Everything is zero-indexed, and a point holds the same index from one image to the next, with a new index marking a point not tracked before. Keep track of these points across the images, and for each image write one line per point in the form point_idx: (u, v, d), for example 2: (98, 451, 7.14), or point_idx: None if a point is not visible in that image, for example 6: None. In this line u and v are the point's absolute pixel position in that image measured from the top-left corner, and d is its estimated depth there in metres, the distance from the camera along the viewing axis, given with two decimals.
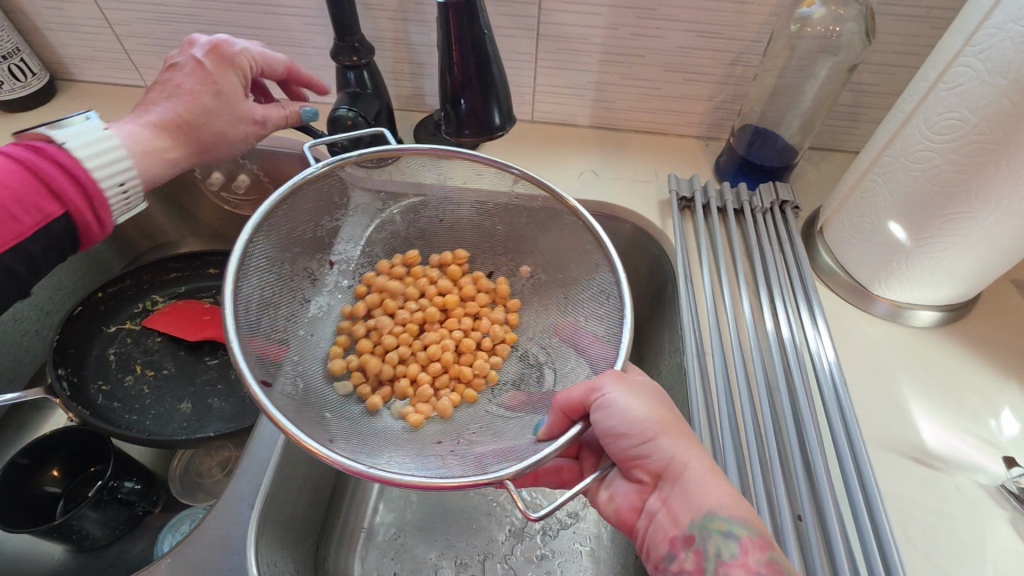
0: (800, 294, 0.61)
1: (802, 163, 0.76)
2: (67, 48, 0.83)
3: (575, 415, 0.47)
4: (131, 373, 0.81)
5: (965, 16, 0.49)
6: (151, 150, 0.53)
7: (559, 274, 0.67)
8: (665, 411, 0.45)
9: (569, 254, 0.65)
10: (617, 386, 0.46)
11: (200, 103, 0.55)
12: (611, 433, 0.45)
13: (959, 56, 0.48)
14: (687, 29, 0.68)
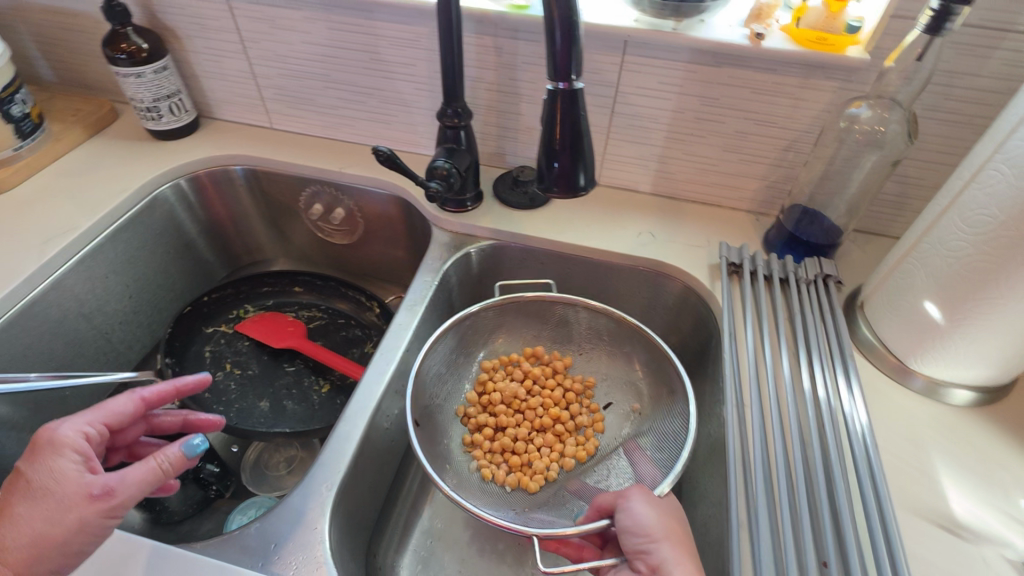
0: (838, 361, 0.66)
1: (847, 244, 0.82)
2: (214, 91, 1.00)
3: (604, 510, 0.56)
4: (221, 370, 0.92)
5: (997, 128, 0.55)
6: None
7: (651, 376, 0.77)
8: (672, 522, 0.53)
9: (660, 364, 0.75)
10: (639, 497, 0.54)
11: (32, 522, 0.46)
12: (625, 531, 0.53)
13: (990, 161, 0.55)
14: (747, 118, 0.77)
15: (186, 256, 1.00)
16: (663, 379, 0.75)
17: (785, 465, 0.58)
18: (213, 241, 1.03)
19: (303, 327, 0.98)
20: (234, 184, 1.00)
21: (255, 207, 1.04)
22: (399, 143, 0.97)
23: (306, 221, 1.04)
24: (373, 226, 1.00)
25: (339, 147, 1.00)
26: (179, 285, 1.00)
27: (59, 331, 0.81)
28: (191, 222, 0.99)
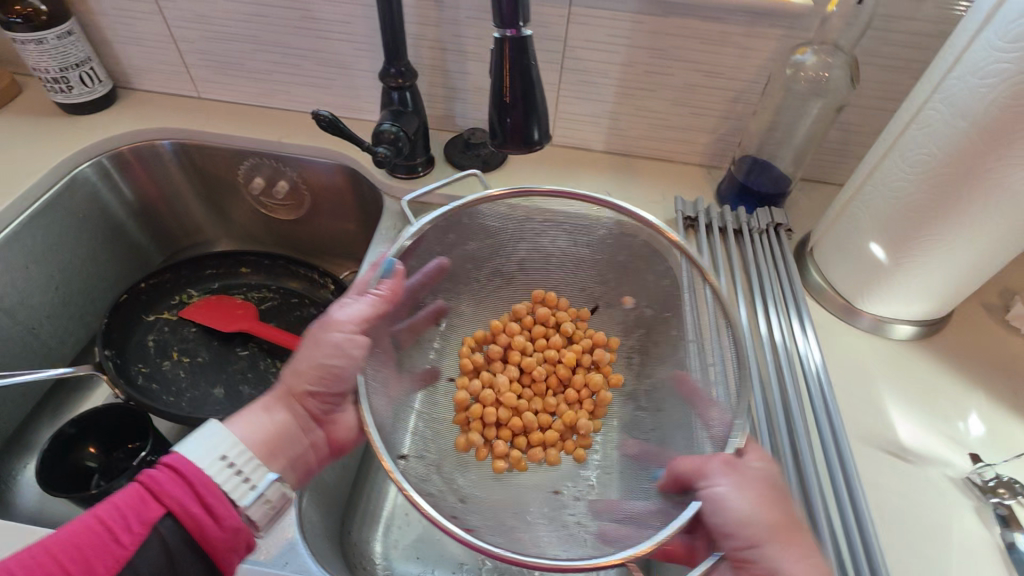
0: (791, 306, 0.68)
1: (795, 193, 0.84)
2: (131, 59, 0.91)
3: (687, 486, 0.52)
4: (168, 359, 0.87)
5: (934, 68, 0.57)
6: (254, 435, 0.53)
7: (656, 320, 0.73)
8: (775, 509, 0.46)
9: (672, 294, 0.70)
10: (728, 478, 0.49)
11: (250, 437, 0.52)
12: (721, 530, 0.47)
13: (928, 102, 0.56)
14: (696, 69, 0.76)
15: (115, 241, 0.93)
16: (665, 314, 0.72)
17: (745, 407, 0.60)
18: (145, 224, 0.96)
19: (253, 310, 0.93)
20: (163, 161, 0.93)
21: (190, 185, 0.97)
22: (341, 109, 0.92)
23: (247, 197, 0.98)
24: (320, 199, 0.95)
25: (276, 116, 0.94)
26: (111, 273, 0.93)
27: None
28: (117, 203, 0.91)
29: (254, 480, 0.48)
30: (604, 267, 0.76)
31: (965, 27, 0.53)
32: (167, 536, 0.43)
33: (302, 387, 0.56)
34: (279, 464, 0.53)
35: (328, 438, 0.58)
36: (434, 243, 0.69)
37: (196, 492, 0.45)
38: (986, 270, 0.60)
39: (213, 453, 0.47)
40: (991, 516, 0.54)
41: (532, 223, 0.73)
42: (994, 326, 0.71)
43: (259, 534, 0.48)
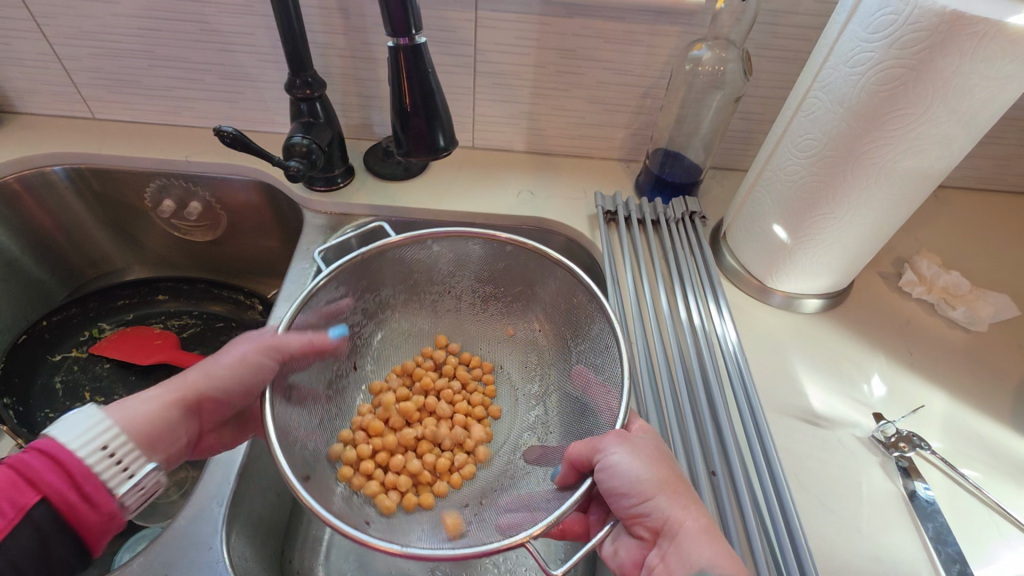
0: (709, 290, 0.71)
1: (708, 181, 0.89)
2: (11, 80, 0.84)
3: (582, 467, 0.53)
4: (80, 401, 0.81)
5: (813, 58, 0.61)
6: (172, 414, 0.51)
7: (556, 324, 0.72)
8: (664, 468, 0.48)
9: (574, 311, 0.68)
10: (621, 446, 0.50)
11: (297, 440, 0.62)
12: (615, 492, 0.49)
13: (810, 91, 0.60)
14: (605, 66, 0.78)
15: (9, 278, 0.85)
16: (576, 325, 0.68)
17: (672, 391, 0.62)
18: (43, 257, 0.89)
19: (173, 339, 0.89)
20: (59, 188, 0.86)
21: (90, 212, 0.90)
22: (252, 122, 0.89)
23: (158, 221, 0.93)
24: (238, 217, 0.91)
25: (182, 134, 0.89)
26: (8, 313, 0.86)
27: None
28: (9, 238, 0.84)
29: (131, 470, 0.46)
30: (508, 278, 0.73)
31: (835, 20, 0.57)
32: (38, 520, 0.42)
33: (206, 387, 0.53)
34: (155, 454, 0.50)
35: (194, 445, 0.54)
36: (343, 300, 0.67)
37: (64, 476, 0.43)
38: (875, 242, 0.65)
39: (92, 439, 0.44)
40: (893, 469, 0.59)
41: (440, 268, 0.72)
42: (890, 293, 0.77)
43: (130, 517, 0.47)
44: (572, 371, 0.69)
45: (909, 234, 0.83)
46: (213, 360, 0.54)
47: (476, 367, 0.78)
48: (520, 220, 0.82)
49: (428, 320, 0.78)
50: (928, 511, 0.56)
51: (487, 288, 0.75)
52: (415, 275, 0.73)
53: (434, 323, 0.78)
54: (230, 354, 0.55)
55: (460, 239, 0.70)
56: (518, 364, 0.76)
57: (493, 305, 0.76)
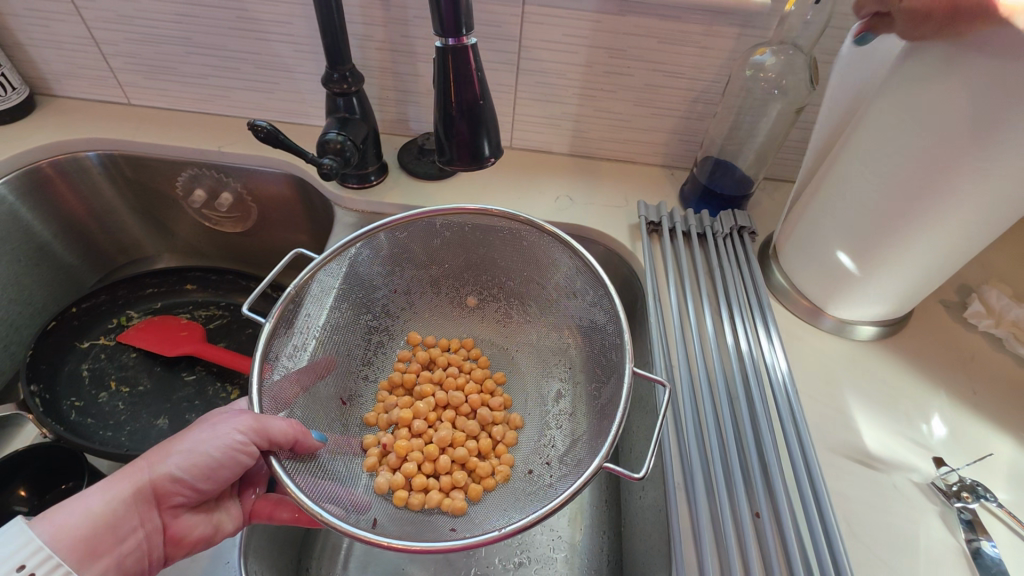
0: (757, 313, 0.67)
1: (758, 193, 0.84)
2: (49, 63, 0.83)
3: None
4: (105, 390, 0.81)
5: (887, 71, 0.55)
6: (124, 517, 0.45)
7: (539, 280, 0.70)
8: None
9: (530, 255, 0.68)
10: None
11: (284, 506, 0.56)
12: None
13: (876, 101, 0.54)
14: (657, 68, 0.74)
15: (41, 263, 0.85)
16: (565, 281, 0.67)
17: (713, 420, 0.58)
18: (74, 242, 0.89)
19: (199, 330, 0.87)
20: (92, 174, 0.86)
21: (123, 200, 0.90)
22: (286, 113, 0.87)
23: (188, 210, 0.92)
24: (268, 209, 0.90)
25: (216, 123, 0.88)
26: (38, 297, 0.86)
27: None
28: (42, 221, 0.84)
29: None
30: (471, 249, 0.71)
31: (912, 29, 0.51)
32: None
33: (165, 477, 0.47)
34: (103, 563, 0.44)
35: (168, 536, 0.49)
36: (326, 299, 0.64)
37: None
38: (948, 267, 0.58)
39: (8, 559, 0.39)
40: (954, 521, 0.55)
41: (415, 251, 0.70)
42: (953, 323, 0.72)
43: None
44: (573, 373, 0.67)
45: (975, 259, 0.77)
46: (171, 448, 0.48)
47: (460, 348, 0.77)
48: (558, 226, 0.79)
49: (402, 317, 0.74)
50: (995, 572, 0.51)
51: (437, 270, 0.73)
52: (374, 279, 0.69)
53: (400, 322, 0.75)
54: (213, 435, 0.48)
55: (420, 221, 0.66)
56: (512, 343, 0.75)
57: (467, 278, 0.74)
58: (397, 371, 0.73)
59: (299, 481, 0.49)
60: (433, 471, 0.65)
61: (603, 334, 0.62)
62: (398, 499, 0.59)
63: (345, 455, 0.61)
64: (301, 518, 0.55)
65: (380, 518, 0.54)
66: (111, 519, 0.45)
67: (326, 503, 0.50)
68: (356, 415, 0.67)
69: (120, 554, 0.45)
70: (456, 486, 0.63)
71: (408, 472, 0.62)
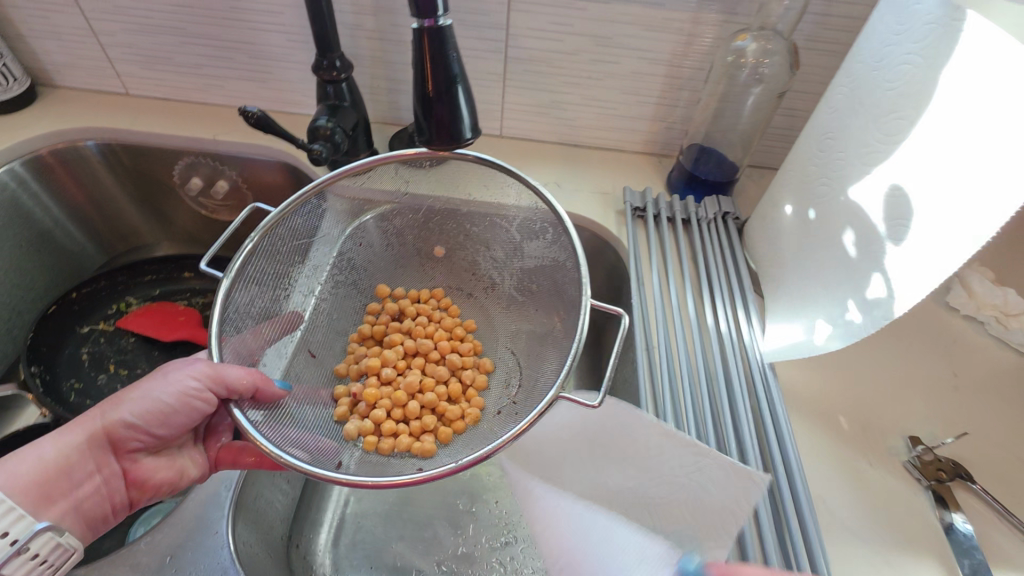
0: (738, 297, 0.68)
1: (744, 180, 0.84)
2: (49, 53, 0.85)
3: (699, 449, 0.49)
4: (104, 372, 0.83)
5: (854, 65, 0.53)
6: (78, 464, 0.49)
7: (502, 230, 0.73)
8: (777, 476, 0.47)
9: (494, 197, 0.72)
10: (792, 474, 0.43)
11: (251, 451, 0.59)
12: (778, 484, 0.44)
13: (837, 84, 0.55)
14: (642, 55, 0.75)
15: (42, 249, 0.87)
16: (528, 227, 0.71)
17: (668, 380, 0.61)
18: (74, 229, 0.91)
19: (196, 316, 0.90)
20: (90, 162, 0.88)
21: (121, 189, 0.92)
22: (280, 103, 0.88)
23: (185, 198, 0.93)
24: (262, 198, 0.91)
25: (211, 112, 0.89)
26: (39, 283, 0.88)
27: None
28: (42, 208, 0.86)
29: (14, 535, 0.42)
30: (441, 197, 0.74)
31: (886, 21, 0.49)
32: None
33: (116, 425, 0.50)
34: (58, 505, 0.47)
35: (128, 481, 0.52)
36: (289, 256, 0.66)
37: None
38: None
39: None
40: (927, 499, 0.55)
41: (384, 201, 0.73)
42: (936, 308, 0.72)
43: None
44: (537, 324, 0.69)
45: None
46: (122, 397, 0.51)
47: (430, 299, 0.79)
48: None
49: (371, 273, 0.76)
50: (965, 547, 0.51)
51: (403, 223, 0.75)
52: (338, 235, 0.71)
53: (371, 277, 0.76)
54: (165, 382, 0.51)
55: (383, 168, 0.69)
56: (479, 293, 0.77)
57: (440, 231, 0.76)
58: (368, 322, 0.75)
59: (266, 431, 0.51)
60: (404, 416, 0.68)
61: (565, 274, 0.65)
62: (368, 446, 0.62)
63: (313, 404, 0.63)
64: (262, 463, 0.56)
65: (347, 461, 0.57)
66: (64, 467, 0.48)
67: (295, 449, 0.52)
68: (324, 366, 0.69)
69: (76, 497, 0.48)
70: (426, 430, 0.66)
71: (378, 419, 0.64)
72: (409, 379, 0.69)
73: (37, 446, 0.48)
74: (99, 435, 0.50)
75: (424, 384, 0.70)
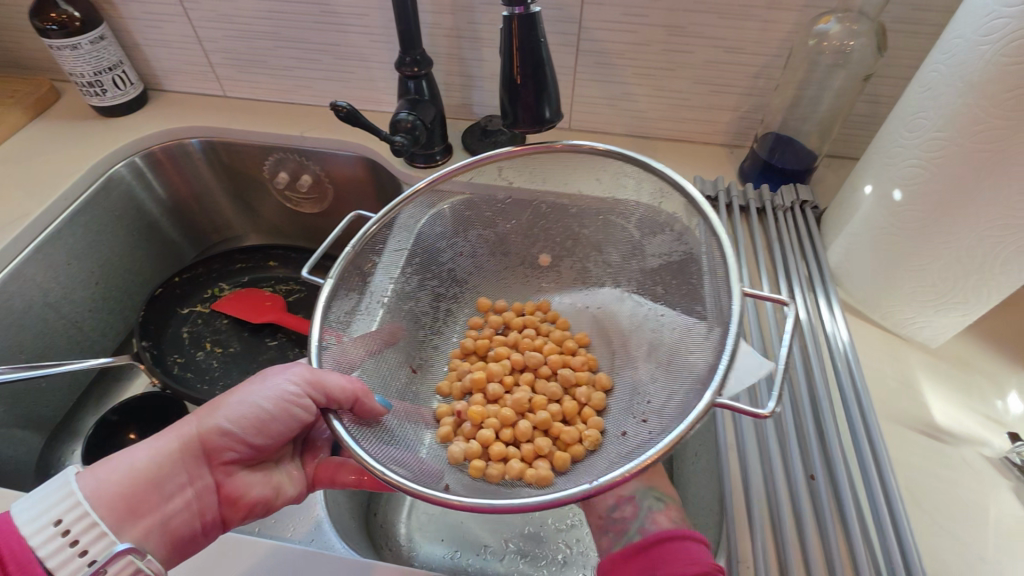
0: (817, 285, 0.66)
1: (822, 170, 0.82)
2: (160, 60, 0.94)
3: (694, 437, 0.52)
4: (202, 350, 0.90)
5: (951, 40, 0.50)
6: (169, 476, 0.48)
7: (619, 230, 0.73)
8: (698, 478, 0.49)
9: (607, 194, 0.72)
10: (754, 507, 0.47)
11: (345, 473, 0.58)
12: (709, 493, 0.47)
13: (931, 62, 0.53)
14: (715, 43, 0.75)
15: (150, 237, 0.97)
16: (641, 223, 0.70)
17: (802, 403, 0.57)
18: (177, 220, 1.00)
19: (281, 301, 0.96)
20: (193, 159, 0.96)
21: (218, 183, 1.00)
22: (361, 102, 0.94)
23: (273, 192, 1.01)
24: (342, 191, 0.97)
25: (299, 111, 0.96)
26: (147, 268, 0.97)
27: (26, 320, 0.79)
28: (151, 200, 0.95)
29: (91, 556, 0.41)
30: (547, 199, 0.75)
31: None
32: None
33: (212, 435, 0.50)
34: (145, 523, 0.46)
35: (222, 500, 0.51)
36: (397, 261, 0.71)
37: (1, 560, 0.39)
38: None
39: (47, 514, 0.42)
40: None
41: (486, 211, 0.76)
42: None
43: None
44: (644, 334, 0.66)
45: None
46: (219, 405, 0.51)
47: (536, 311, 0.80)
48: None
49: (472, 284, 0.79)
50: None
51: (507, 228, 0.77)
52: (444, 244, 0.75)
53: (471, 289, 0.79)
54: (264, 388, 0.52)
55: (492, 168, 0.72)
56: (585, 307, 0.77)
57: (551, 238, 0.77)
58: (470, 338, 0.77)
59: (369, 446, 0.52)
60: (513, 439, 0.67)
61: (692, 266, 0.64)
62: (475, 471, 0.61)
63: (413, 421, 0.65)
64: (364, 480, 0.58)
65: (453, 485, 0.57)
66: (150, 482, 0.47)
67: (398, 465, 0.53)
68: (424, 382, 0.72)
69: (162, 514, 0.47)
70: (540, 455, 0.64)
71: (485, 440, 0.65)
72: (517, 398, 0.69)
73: (132, 452, 0.48)
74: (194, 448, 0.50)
75: (535, 403, 0.69)
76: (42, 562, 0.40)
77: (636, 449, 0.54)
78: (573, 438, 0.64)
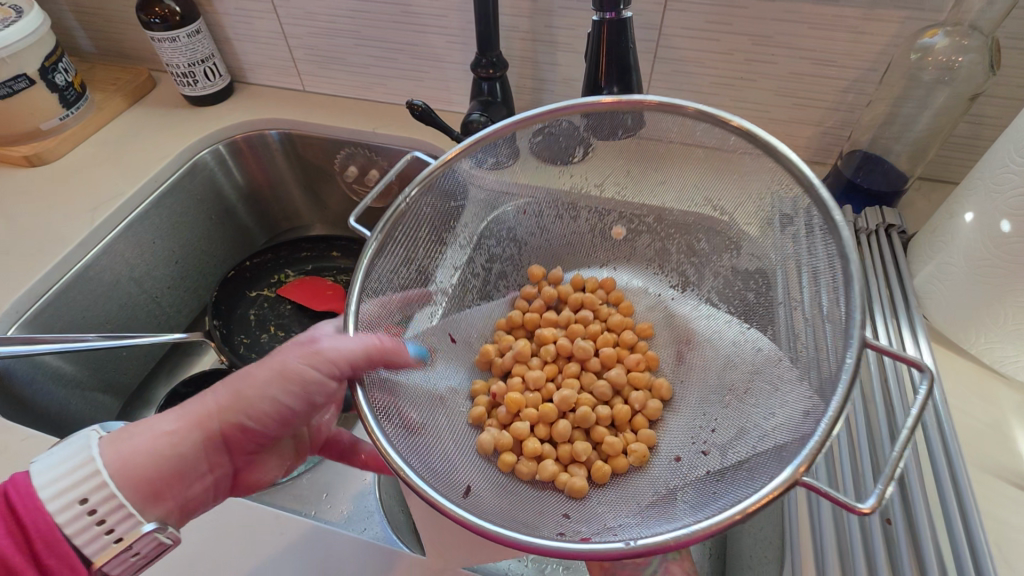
0: (902, 315, 0.62)
1: (911, 193, 0.77)
2: (247, 55, 0.99)
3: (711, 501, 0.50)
4: (266, 333, 0.94)
5: None
6: (185, 451, 0.48)
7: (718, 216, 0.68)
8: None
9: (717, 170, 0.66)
10: None
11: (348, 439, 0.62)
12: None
13: None
14: (801, 55, 0.71)
15: (226, 221, 1.01)
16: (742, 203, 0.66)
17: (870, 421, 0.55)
18: (252, 206, 1.04)
19: (342, 291, 0.99)
20: (272, 150, 1.00)
21: (291, 172, 1.04)
22: (433, 101, 0.95)
23: (342, 184, 1.03)
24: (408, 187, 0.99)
25: (373, 108, 0.98)
26: (221, 251, 1.02)
27: (110, 293, 0.84)
28: (229, 185, 1.00)
29: (119, 533, 0.44)
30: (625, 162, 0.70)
31: None
32: None
33: (233, 416, 0.50)
34: (162, 506, 0.46)
35: (226, 478, 0.53)
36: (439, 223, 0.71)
37: (28, 538, 0.40)
38: None
39: (73, 490, 0.42)
40: None
41: (551, 192, 0.74)
42: None
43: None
44: (740, 355, 0.64)
45: None
46: (236, 381, 0.50)
47: (598, 290, 0.79)
48: None
49: (530, 246, 0.77)
50: None
51: (574, 188, 0.74)
52: (498, 198, 0.73)
53: (526, 257, 0.78)
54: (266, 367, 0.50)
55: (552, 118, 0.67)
56: (654, 299, 0.77)
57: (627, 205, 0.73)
58: (520, 311, 0.77)
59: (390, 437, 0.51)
60: (548, 436, 0.68)
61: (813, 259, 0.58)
62: (503, 463, 0.62)
63: (434, 368, 0.67)
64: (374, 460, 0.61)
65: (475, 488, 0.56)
66: (176, 477, 0.47)
67: (419, 465, 0.52)
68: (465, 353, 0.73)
69: (179, 498, 0.48)
70: (576, 460, 0.64)
71: (520, 434, 0.65)
72: (565, 395, 0.69)
73: (138, 429, 0.47)
74: (200, 430, 0.49)
75: (579, 403, 0.69)
76: (73, 540, 0.42)
77: (730, 478, 0.52)
78: (619, 445, 0.64)
